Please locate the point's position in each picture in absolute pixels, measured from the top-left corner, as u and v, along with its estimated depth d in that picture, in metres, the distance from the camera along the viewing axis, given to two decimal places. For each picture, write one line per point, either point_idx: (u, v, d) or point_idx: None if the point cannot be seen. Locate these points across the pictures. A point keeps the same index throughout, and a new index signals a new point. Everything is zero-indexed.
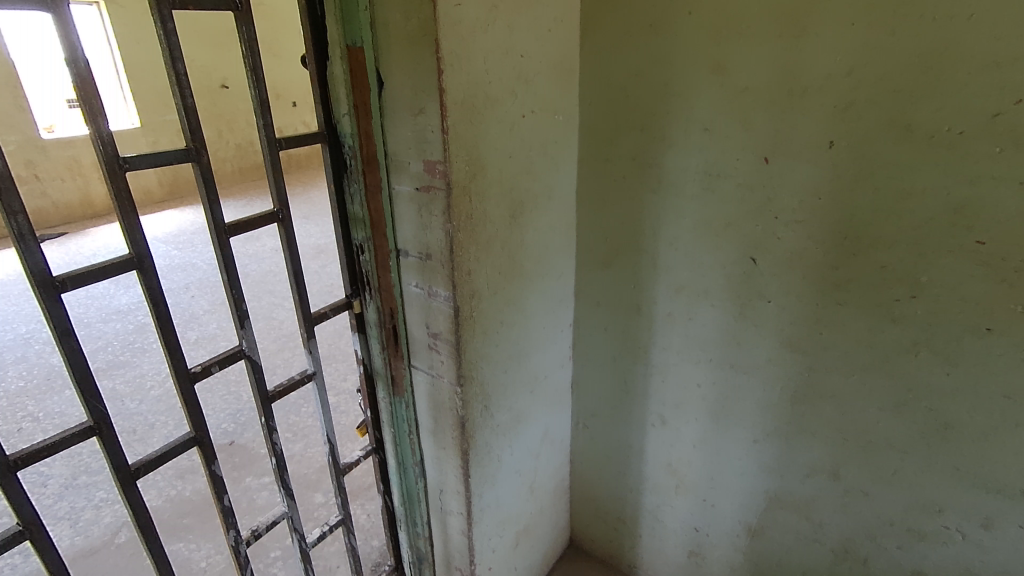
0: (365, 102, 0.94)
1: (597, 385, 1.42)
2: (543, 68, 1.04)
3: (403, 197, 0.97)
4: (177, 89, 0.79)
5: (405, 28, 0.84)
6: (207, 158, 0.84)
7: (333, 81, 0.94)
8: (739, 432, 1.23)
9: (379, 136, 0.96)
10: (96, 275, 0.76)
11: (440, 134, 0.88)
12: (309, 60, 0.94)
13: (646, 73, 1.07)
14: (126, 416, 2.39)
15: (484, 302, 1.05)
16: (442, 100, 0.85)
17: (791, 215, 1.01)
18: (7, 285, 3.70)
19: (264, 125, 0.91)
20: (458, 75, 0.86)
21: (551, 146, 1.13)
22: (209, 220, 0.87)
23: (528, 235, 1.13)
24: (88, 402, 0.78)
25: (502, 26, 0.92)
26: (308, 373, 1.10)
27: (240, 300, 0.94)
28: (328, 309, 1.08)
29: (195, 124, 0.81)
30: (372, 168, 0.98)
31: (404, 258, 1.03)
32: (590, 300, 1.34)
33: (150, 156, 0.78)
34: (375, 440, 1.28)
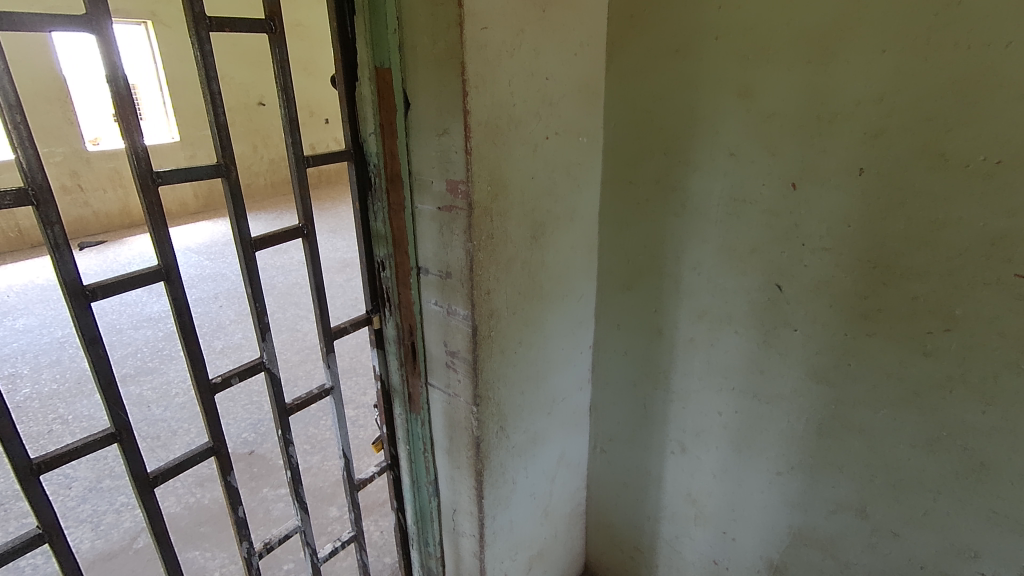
0: (391, 122, 0.95)
1: (616, 409, 1.40)
2: (569, 91, 1.05)
3: (425, 215, 0.98)
4: (210, 106, 0.81)
5: (432, 50, 0.86)
6: (236, 174, 0.86)
7: (362, 101, 0.96)
8: (762, 464, 1.19)
9: (404, 155, 0.97)
10: (124, 285, 0.78)
11: (463, 154, 0.89)
12: (339, 81, 0.97)
13: (672, 97, 1.07)
14: (151, 422, 2.44)
15: (503, 322, 1.05)
16: (466, 121, 0.86)
17: (818, 242, 0.98)
18: (47, 290, 3.84)
19: (292, 143, 0.93)
20: (483, 97, 0.87)
21: (575, 168, 1.13)
22: (236, 233, 0.89)
23: (548, 255, 1.12)
24: (110, 409, 0.80)
25: (528, 50, 0.93)
26: (326, 387, 1.10)
27: (262, 313, 0.95)
28: (348, 324, 1.09)
29: (227, 141, 0.84)
30: (396, 186, 0.99)
31: (424, 276, 1.04)
32: (610, 322, 1.33)
33: (182, 172, 0.80)
34: (390, 456, 1.28)
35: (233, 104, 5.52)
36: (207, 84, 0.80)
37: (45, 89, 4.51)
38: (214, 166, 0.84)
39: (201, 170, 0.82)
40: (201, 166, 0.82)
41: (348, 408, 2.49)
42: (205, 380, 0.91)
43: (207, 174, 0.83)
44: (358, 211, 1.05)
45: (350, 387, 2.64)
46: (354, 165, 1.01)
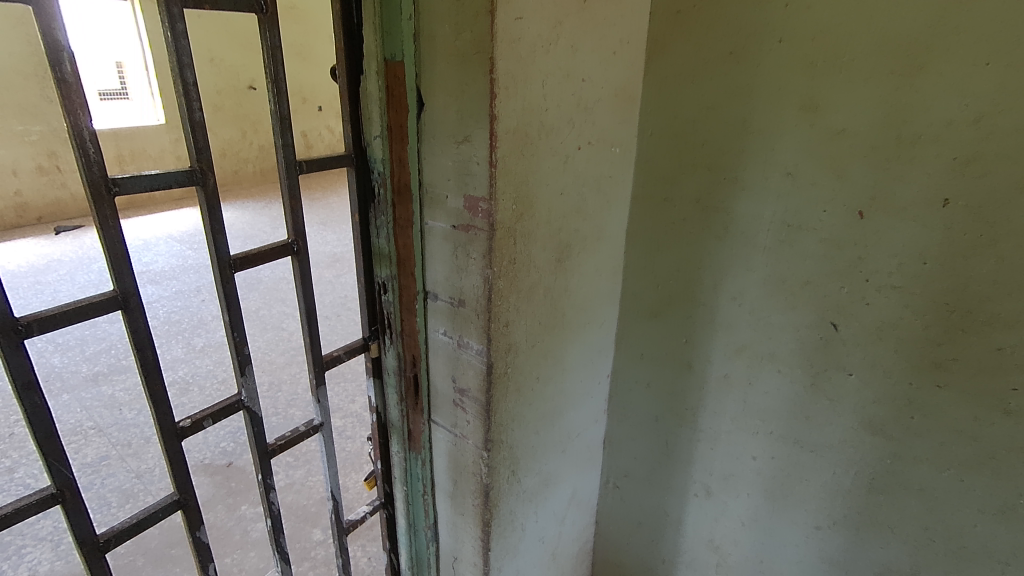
0: (401, 124, 0.81)
1: (633, 444, 1.27)
2: (605, 94, 0.91)
3: (437, 234, 0.85)
4: (183, 99, 0.67)
5: (455, 43, 0.72)
6: (213, 181, 0.72)
7: (367, 98, 0.82)
8: (799, 516, 1.07)
9: (413, 164, 0.83)
10: (70, 317, 0.64)
11: (486, 167, 0.75)
12: (342, 74, 0.82)
13: (721, 105, 0.94)
14: (123, 427, 2.27)
15: (522, 357, 0.92)
16: (492, 128, 0.72)
17: (886, 279, 0.86)
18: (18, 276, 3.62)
19: (282, 145, 0.78)
20: (512, 100, 0.73)
21: (606, 182, 1.00)
22: (212, 252, 0.75)
23: (573, 280, 0.99)
24: (51, 467, 0.66)
25: (565, 46, 0.79)
26: (314, 424, 0.96)
27: (241, 344, 0.81)
28: (342, 352, 0.95)
29: (204, 142, 0.69)
30: (403, 199, 0.85)
31: (432, 302, 0.90)
32: (633, 351, 1.20)
33: (146, 179, 0.66)
34: (385, 494, 1.14)
35: (222, 87, 5.30)
36: (179, 72, 0.65)
37: (21, 64, 4.26)
38: (186, 172, 0.69)
39: (171, 176, 0.68)
40: (170, 172, 0.67)
41: (335, 417, 2.34)
42: (172, 424, 0.77)
43: (177, 181, 0.69)
44: (358, 225, 0.91)
45: (337, 394, 2.49)
46: (356, 172, 0.87)
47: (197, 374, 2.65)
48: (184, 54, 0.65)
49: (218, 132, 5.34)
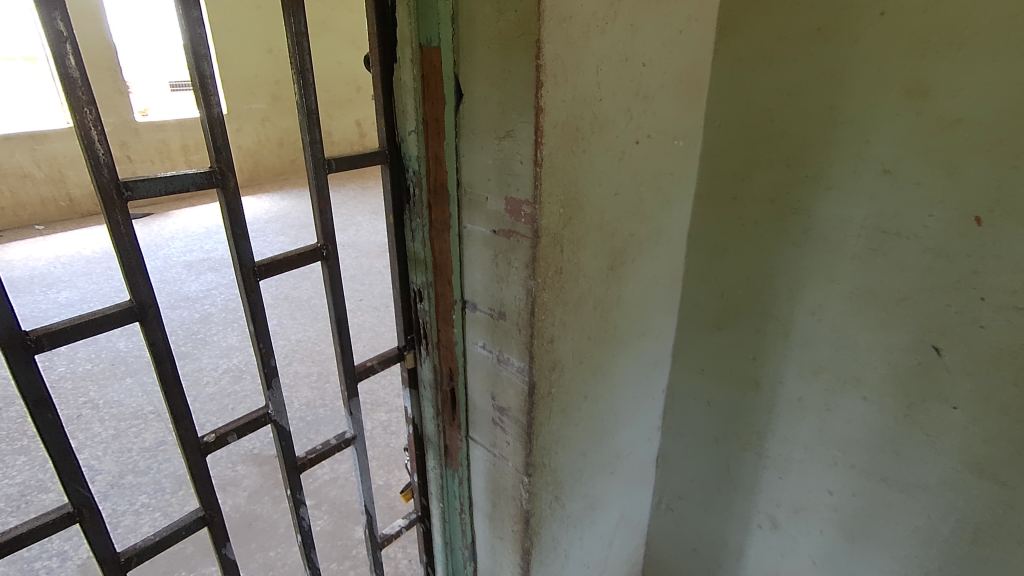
0: (437, 118, 0.73)
1: (689, 466, 1.16)
2: (668, 80, 0.80)
3: (476, 239, 0.77)
4: (201, 92, 0.61)
5: (498, 25, 0.63)
6: (234, 183, 0.66)
7: (401, 89, 0.74)
8: (883, 562, 0.94)
9: (451, 162, 0.75)
10: (82, 329, 0.60)
11: (530, 166, 0.66)
12: (374, 63, 0.75)
13: (805, 91, 0.81)
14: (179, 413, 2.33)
15: (568, 375, 0.83)
16: (537, 122, 0.63)
17: (1007, 299, 0.72)
18: (91, 262, 3.79)
19: (310, 142, 0.72)
20: (562, 90, 0.64)
21: (667, 179, 0.89)
22: (234, 258, 0.70)
23: (626, 290, 0.89)
24: (67, 485, 0.63)
25: (623, 26, 0.69)
26: (346, 436, 0.91)
27: (267, 355, 0.76)
28: (375, 362, 0.89)
29: (224, 140, 0.64)
30: (440, 201, 0.78)
31: (470, 313, 0.82)
32: (693, 365, 1.09)
33: (162, 181, 0.61)
34: (421, 507, 1.09)
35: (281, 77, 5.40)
36: (195, 62, 0.59)
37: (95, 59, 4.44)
38: (204, 173, 0.64)
39: (188, 178, 0.63)
40: (187, 173, 0.62)
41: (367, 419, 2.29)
42: (194, 439, 0.73)
43: (195, 183, 0.64)
44: (392, 228, 0.84)
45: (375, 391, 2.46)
46: (390, 171, 0.80)
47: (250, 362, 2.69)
48: (200, 43, 0.59)
49: (277, 122, 5.45)
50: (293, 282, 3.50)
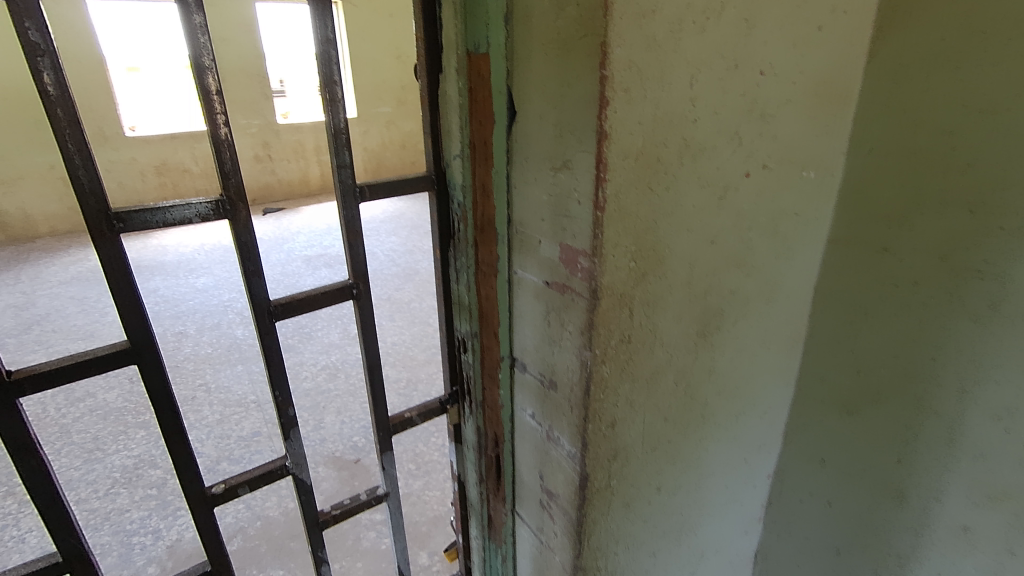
0: (486, 140, 0.59)
1: (798, 573, 0.93)
2: (799, 92, 0.60)
3: (527, 289, 0.62)
4: (206, 111, 0.53)
5: (557, 24, 0.48)
6: (246, 213, 0.58)
7: (447, 103, 0.61)
8: None
9: (499, 194, 0.61)
10: (70, 371, 0.54)
11: (590, 209, 0.50)
12: (420, 72, 0.63)
13: (1005, 109, 0.56)
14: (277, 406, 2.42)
15: (634, 464, 0.66)
16: (599, 152, 0.48)
17: None
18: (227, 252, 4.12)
19: (338, 167, 0.62)
20: (639, 110, 0.48)
21: (788, 221, 0.68)
22: (248, 296, 0.62)
23: (722, 360, 0.69)
24: (55, 533, 0.58)
25: (735, 21, 0.51)
26: (378, 492, 0.81)
27: (284, 404, 0.68)
28: (414, 414, 0.78)
29: (234, 165, 0.55)
30: (488, 240, 0.64)
31: (519, 375, 0.68)
32: (811, 453, 0.85)
33: (162, 212, 0.54)
34: (466, 570, 0.96)
35: None
36: (198, 75, 0.51)
37: None
38: (211, 203, 0.56)
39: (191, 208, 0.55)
40: (189, 203, 0.54)
41: (435, 434, 2.23)
42: (200, 491, 0.65)
43: (200, 214, 0.56)
44: (438, 265, 0.72)
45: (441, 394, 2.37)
46: (436, 199, 0.68)
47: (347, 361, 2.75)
48: (206, 53, 0.51)
49: None
50: (398, 283, 3.55)
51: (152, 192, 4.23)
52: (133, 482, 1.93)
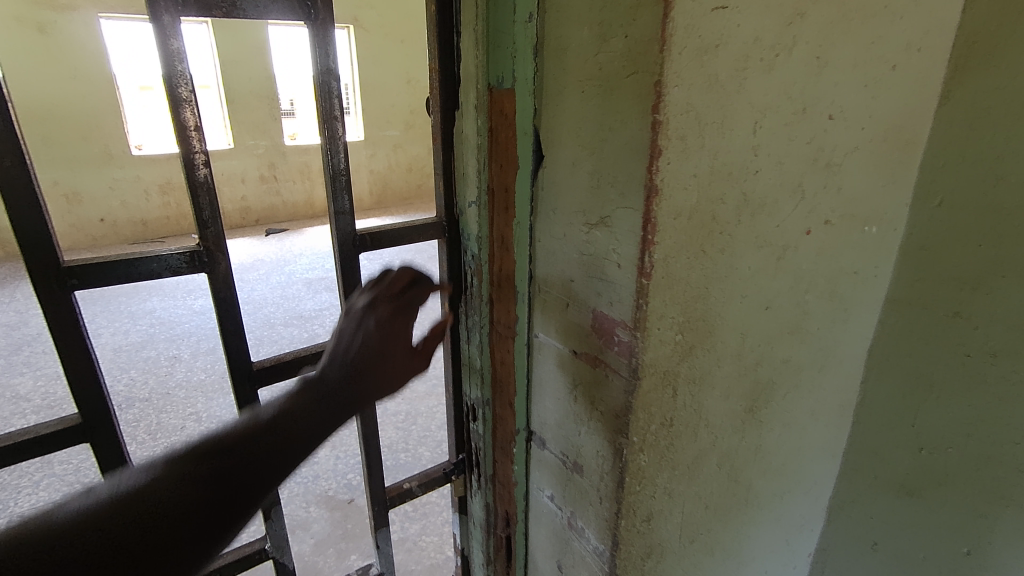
0: (507, 185, 0.52)
1: None
2: (866, 137, 0.52)
3: (550, 357, 0.54)
4: (183, 150, 0.45)
5: (600, 58, 0.41)
6: (224, 264, 0.50)
7: (463, 143, 0.54)
8: None
9: (520, 248, 0.53)
10: (9, 453, 0.46)
11: (634, 275, 0.42)
12: (433, 108, 0.55)
13: None
14: None
15: (670, 563, 0.56)
16: (648, 210, 0.40)
17: None
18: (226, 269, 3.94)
19: (337, 213, 0.54)
20: (697, 165, 0.40)
21: (847, 281, 0.60)
22: (226, 359, 0.54)
23: (769, 438, 0.61)
24: None
25: (807, 56, 0.43)
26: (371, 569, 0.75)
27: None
28: (414, 485, 0.70)
29: (213, 213, 0.48)
30: (505, 298, 0.56)
31: (537, 451, 0.59)
32: (859, 534, 0.76)
33: (129, 265, 0.46)
34: None
35: None
36: (174, 112, 0.44)
37: None
38: (185, 255, 0.48)
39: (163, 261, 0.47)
40: (159, 256, 0.47)
41: None
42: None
43: (172, 268, 0.48)
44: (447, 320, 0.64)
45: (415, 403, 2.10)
46: (446, 247, 0.60)
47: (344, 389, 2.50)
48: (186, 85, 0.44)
49: None
50: None
51: (154, 211, 4.12)
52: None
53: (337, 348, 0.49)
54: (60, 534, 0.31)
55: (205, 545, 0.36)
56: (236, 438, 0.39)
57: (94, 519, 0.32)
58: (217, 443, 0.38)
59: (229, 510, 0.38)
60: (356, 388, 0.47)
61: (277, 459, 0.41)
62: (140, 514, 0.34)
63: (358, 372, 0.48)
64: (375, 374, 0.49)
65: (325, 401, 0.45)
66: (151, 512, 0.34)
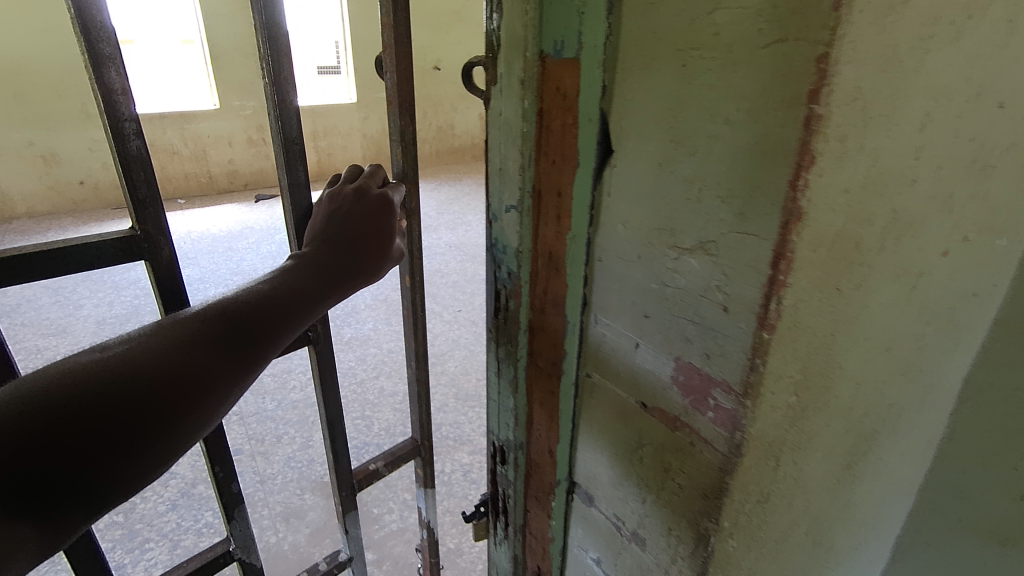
0: (559, 188, 0.39)
1: None
2: None
3: (608, 403, 0.43)
4: (105, 116, 0.35)
5: (717, 18, 0.28)
6: (168, 254, 0.40)
7: (496, 128, 0.41)
8: None
9: (573, 268, 0.41)
10: None
11: (755, 326, 0.31)
12: (386, 67, 0.44)
13: None
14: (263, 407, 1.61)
15: None
16: (785, 242, 0.28)
17: None
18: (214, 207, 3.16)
19: (289, 187, 0.45)
20: (863, 175, 0.25)
21: None
22: None
23: (861, 493, 0.50)
24: None
25: None
26: (339, 559, 0.66)
27: (228, 481, 0.51)
28: (380, 465, 0.62)
29: (149, 185, 0.37)
30: (548, 327, 0.44)
31: (581, 507, 0.49)
32: None
33: (44, 258, 0.36)
34: None
35: None
36: (94, 66, 0.33)
37: None
38: (118, 242, 0.38)
39: (90, 250, 0.37)
40: (84, 245, 0.36)
41: None
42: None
43: (101, 258, 0.38)
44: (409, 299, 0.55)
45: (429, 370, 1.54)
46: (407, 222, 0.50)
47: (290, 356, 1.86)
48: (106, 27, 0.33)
49: None
50: None
51: None
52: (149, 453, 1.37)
53: (321, 239, 0.44)
54: (28, 401, 0.27)
55: (195, 425, 0.32)
56: (232, 310, 0.35)
57: (69, 386, 0.28)
58: (209, 310, 0.35)
59: (218, 390, 0.33)
60: (353, 273, 0.44)
61: (268, 342, 0.37)
62: (119, 379, 0.30)
63: (353, 257, 0.44)
64: (371, 263, 0.45)
65: (316, 281, 0.41)
66: (132, 383, 0.30)
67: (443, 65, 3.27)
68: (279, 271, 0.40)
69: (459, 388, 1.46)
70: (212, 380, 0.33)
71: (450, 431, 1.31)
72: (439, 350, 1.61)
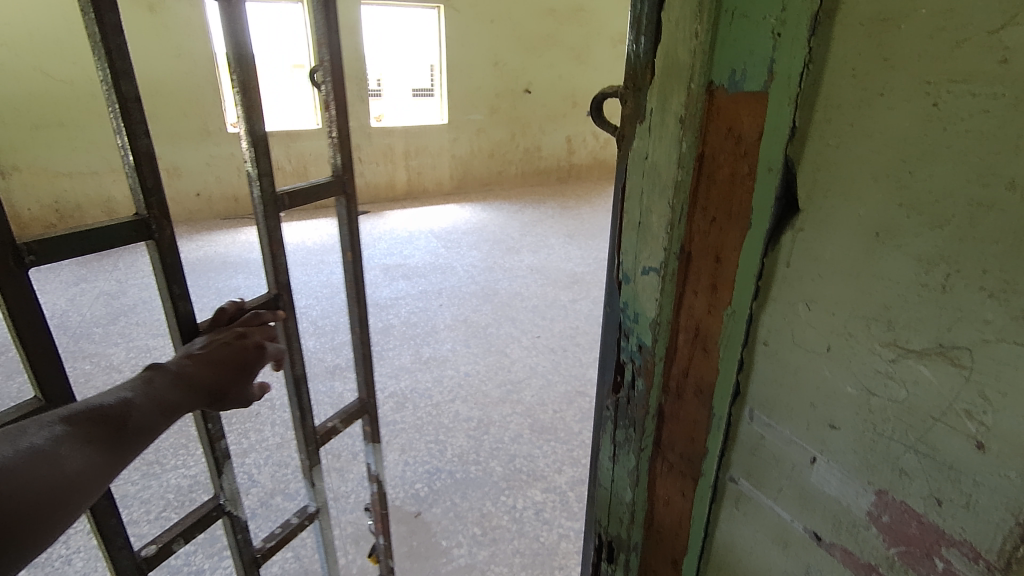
0: (720, 254, 0.31)
1: None
2: None
3: (760, 520, 0.34)
4: (112, 97, 0.31)
5: (991, 34, 0.20)
6: (174, 241, 0.36)
7: (640, 169, 0.33)
8: None
9: (732, 352, 0.32)
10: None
11: None
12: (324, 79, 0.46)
13: None
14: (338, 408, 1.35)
15: None
16: None
17: None
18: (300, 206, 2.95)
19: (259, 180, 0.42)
20: None
21: None
22: (168, 318, 0.38)
23: None
24: None
25: None
26: (308, 511, 0.57)
27: (218, 438, 0.42)
28: (337, 423, 0.58)
29: (152, 168, 0.34)
30: (686, 415, 0.36)
31: None
32: None
33: (62, 250, 0.31)
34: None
35: None
36: (106, 56, 0.31)
37: None
38: (125, 229, 0.33)
39: (104, 241, 0.33)
40: (101, 231, 0.32)
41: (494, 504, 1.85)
42: (129, 563, 0.39)
43: (111, 244, 0.33)
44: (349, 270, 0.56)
45: (506, 401, 1.37)
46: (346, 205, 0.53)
47: (362, 362, 1.53)
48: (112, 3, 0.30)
49: None
50: None
51: None
52: (242, 423, 1.24)
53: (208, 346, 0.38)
54: None
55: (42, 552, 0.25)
56: (109, 412, 0.30)
57: None
58: (87, 421, 0.29)
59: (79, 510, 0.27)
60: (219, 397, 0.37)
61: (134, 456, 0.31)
62: None
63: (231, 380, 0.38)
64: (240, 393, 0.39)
65: (196, 395, 0.35)
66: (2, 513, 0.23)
67: (533, 87, 3.25)
68: (155, 373, 0.34)
69: (535, 419, 1.31)
70: (79, 487, 0.27)
71: (523, 465, 1.17)
72: (516, 377, 1.48)
